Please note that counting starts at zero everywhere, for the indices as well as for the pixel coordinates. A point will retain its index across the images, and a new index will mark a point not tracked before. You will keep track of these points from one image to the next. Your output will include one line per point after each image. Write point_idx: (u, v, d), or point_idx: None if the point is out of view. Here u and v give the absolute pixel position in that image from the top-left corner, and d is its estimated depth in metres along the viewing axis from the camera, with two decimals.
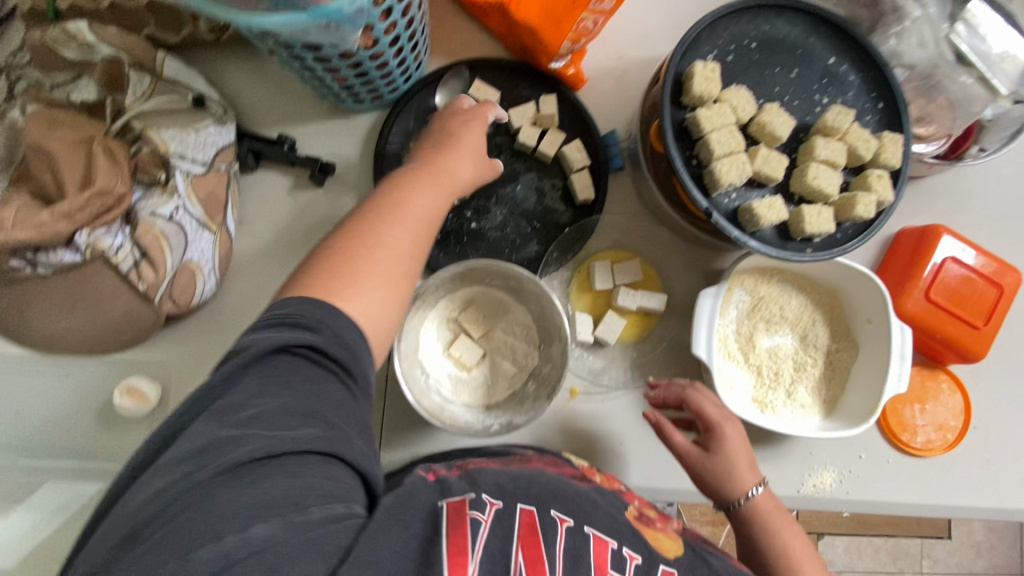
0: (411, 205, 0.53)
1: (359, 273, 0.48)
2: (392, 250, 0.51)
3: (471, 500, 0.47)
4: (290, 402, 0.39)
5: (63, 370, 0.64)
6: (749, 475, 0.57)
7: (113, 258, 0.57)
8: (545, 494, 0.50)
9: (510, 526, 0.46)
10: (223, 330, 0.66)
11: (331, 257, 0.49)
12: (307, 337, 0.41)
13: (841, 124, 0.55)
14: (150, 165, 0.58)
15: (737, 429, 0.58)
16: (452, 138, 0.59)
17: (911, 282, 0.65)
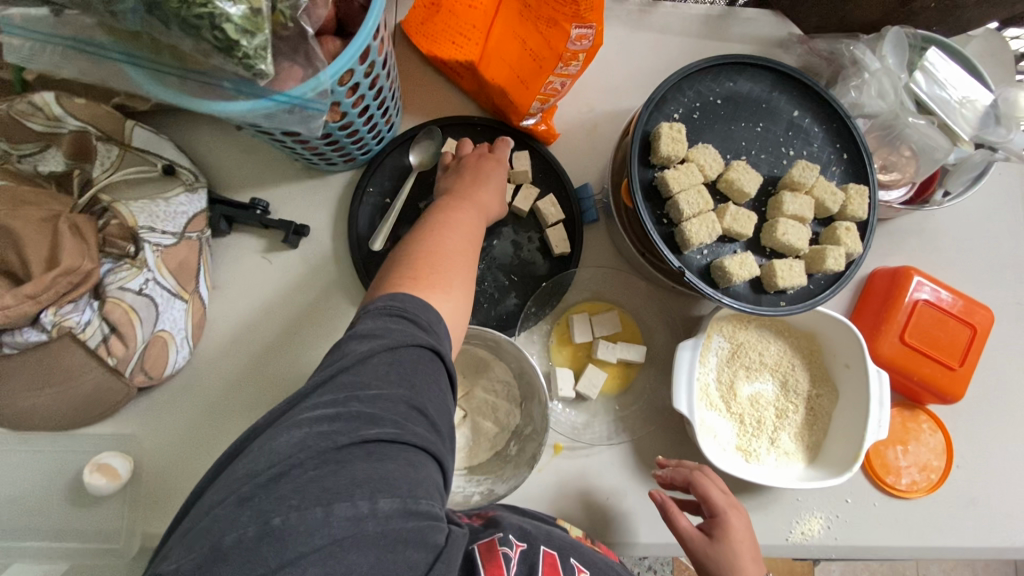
0: (463, 225, 0.56)
1: (435, 276, 0.49)
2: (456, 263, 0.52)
3: (500, 538, 0.54)
4: (407, 395, 0.39)
5: (30, 447, 0.62)
6: (754, 569, 0.55)
7: (80, 335, 0.56)
8: (565, 544, 0.55)
9: (535, 562, 0.53)
10: (199, 397, 0.64)
11: (416, 263, 0.50)
12: (407, 338, 0.42)
13: (808, 178, 0.56)
14: (118, 239, 0.58)
15: (742, 520, 0.57)
16: (486, 164, 0.62)
17: (886, 325, 0.65)
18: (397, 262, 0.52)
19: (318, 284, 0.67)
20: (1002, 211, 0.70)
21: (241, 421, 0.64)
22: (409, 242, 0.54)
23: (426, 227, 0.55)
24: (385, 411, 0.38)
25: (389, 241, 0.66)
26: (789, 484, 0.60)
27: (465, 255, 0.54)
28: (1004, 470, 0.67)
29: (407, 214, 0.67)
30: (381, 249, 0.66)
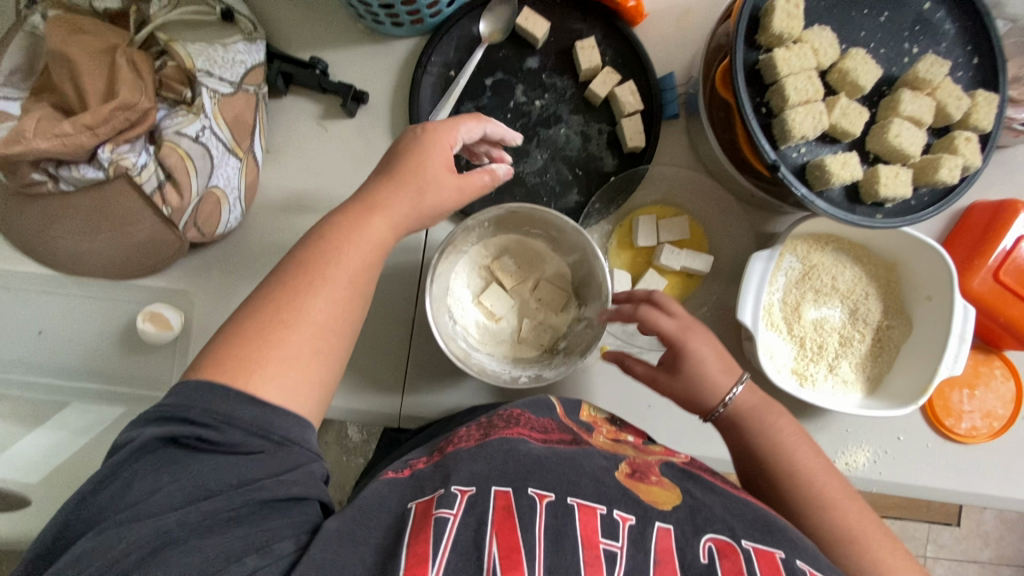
0: (343, 272, 0.47)
1: (265, 363, 0.43)
2: (316, 328, 0.45)
3: (439, 496, 0.44)
4: (185, 484, 0.37)
5: (86, 293, 0.63)
6: (723, 376, 0.51)
7: (137, 177, 0.54)
8: (519, 471, 0.45)
9: (484, 511, 0.43)
10: (247, 262, 0.64)
11: (243, 325, 0.44)
12: (209, 410, 0.39)
13: (934, 76, 0.50)
14: (175, 82, 0.55)
15: (701, 341, 0.51)
16: (412, 153, 0.50)
17: (979, 260, 0.60)
18: (233, 331, 0.44)
19: (372, 158, 0.64)
20: None
21: None
22: (264, 300, 0.46)
23: (294, 277, 0.46)
24: (181, 528, 0.36)
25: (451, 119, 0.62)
26: (844, 410, 0.58)
27: (340, 312, 0.47)
28: None
29: (472, 89, 0.62)
30: None
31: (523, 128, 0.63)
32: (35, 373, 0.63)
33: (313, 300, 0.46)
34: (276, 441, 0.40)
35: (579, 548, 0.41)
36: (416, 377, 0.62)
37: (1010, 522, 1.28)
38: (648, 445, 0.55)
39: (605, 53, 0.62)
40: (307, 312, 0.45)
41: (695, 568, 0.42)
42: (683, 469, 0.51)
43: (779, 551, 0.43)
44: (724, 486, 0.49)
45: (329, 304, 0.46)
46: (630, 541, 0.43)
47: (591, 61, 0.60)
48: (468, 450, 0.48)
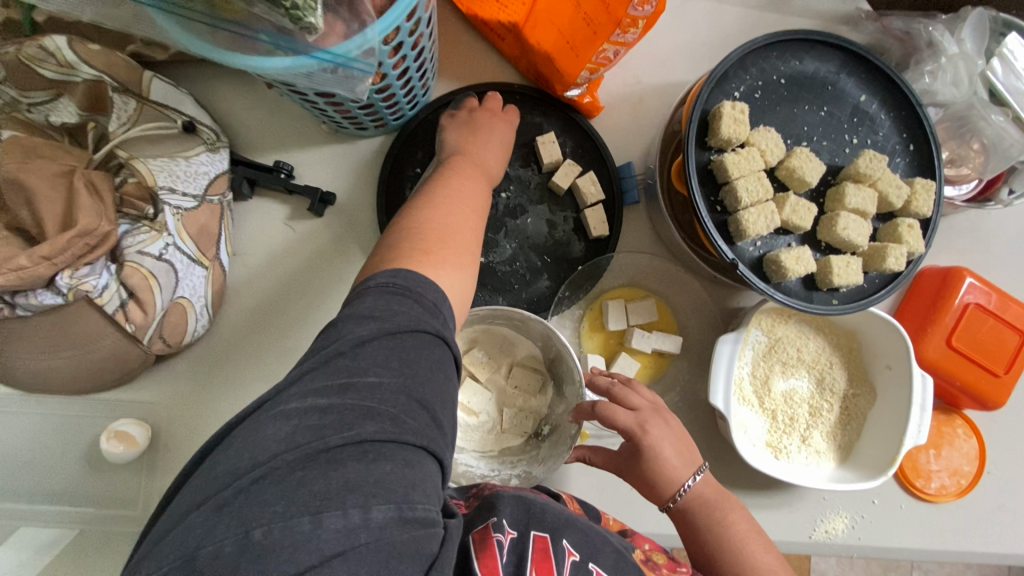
0: (459, 190, 0.52)
1: (425, 253, 0.44)
2: (448, 238, 0.47)
3: (494, 523, 0.44)
4: (403, 381, 0.34)
5: (46, 409, 0.61)
6: (679, 468, 0.49)
7: (97, 299, 0.53)
8: (555, 519, 0.45)
9: (524, 551, 0.43)
10: (219, 367, 0.62)
11: (410, 236, 0.46)
12: (419, 300, 0.39)
13: (873, 171, 0.52)
14: (137, 199, 0.55)
15: (660, 430, 0.50)
16: (489, 123, 0.59)
17: (932, 327, 0.63)
18: (397, 227, 0.48)
19: (343, 255, 0.64)
20: None
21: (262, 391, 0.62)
22: (415, 206, 0.49)
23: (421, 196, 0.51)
24: (384, 405, 0.33)
25: None
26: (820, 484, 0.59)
27: (464, 226, 0.49)
28: None
29: None
30: None
31: (491, 220, 0.64)
32: None
33: (443, 200, 0.50)
34: (434, 333, 0.38)
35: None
36: None
37: None
38: (651, 551, 0.51)
39: (566, 144, 0.64)
40: (440, 215, 0.48)
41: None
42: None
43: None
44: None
45: (452, 208, 0.49)
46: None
47: (553, 155, 0.62)
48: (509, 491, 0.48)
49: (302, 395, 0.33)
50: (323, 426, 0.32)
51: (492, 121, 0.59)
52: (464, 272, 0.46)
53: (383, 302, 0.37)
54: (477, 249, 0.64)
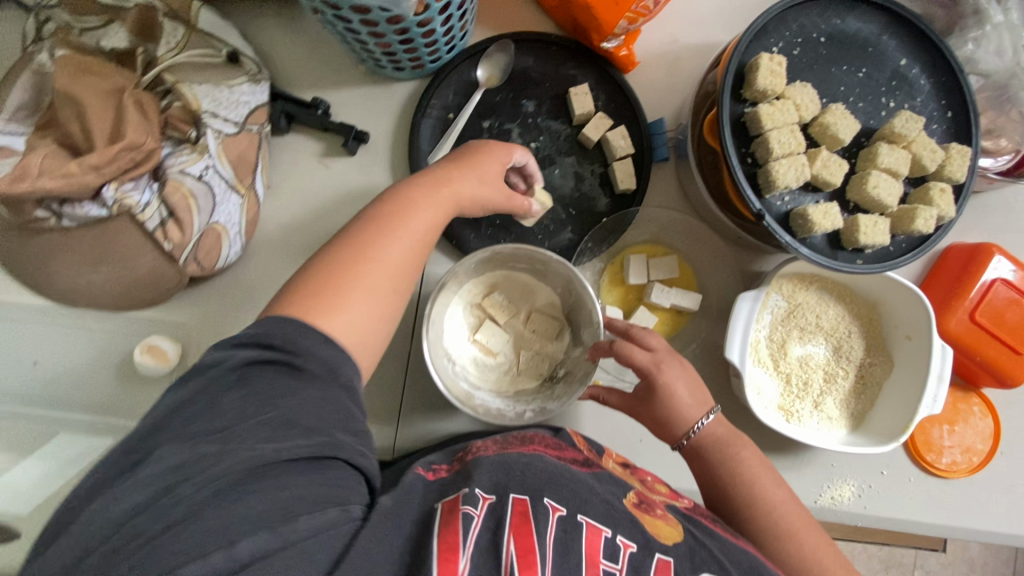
0: (413, 231, 0.50)
1: (337, 301, 0.44)
2: (374, 287, 0.47)
3: (464, 495, 0.45)
4: (274, 416, 0.37)
5: (83, 325, 0.63)
6: (691, 407, 0.51)
7: (140, 215, 0.55)
8: (536, 483, 0.47)
9: (503, 515, 0.43)
10: (248, 296, 0.65)
11: (323, 271, 0.46)
12: (290, 337, 0.40)
13: (909, 131, 0.52)
14: (181, 122, 0.57)
15: (675, 372, 0.52)
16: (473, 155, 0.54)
17: (956, 301, 0.63)
18: (323, 259, 0.47)
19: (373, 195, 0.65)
20: None
21: None
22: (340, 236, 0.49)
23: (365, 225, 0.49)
24: (250, 445, 0.36)
25: None
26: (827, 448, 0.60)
27: (402, 275, 0.49)
28: None
29: (470, 131, 0.64)
30: None
31: None
32: (29, 404, 0.64)
33: (391, 246, 0.48)
34: (340, 384, 0.40)
35: (583, 563, 0.43)
36: (411, 410, 0.63)
37: (995, 549, 1.29)
38: (654, 483, 0.56)
39: (599, 98, 0.64)
40: (376, 261, 0.47)
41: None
42: (683, 513, 0.52)
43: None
44: (724, 532, 0.49)
45: (399, 253, 0.48)
46: (629, 567, 0.45)
47: (585, 107, 0.63)
48: (490, 457, 0.49)
49: (153, 465, 0.34)
50: (172, 482, 0.34)
51: (480, 155, 0.55)
52: (371, 313, 0.46)
53: (295, 337, 0.40)
54: None
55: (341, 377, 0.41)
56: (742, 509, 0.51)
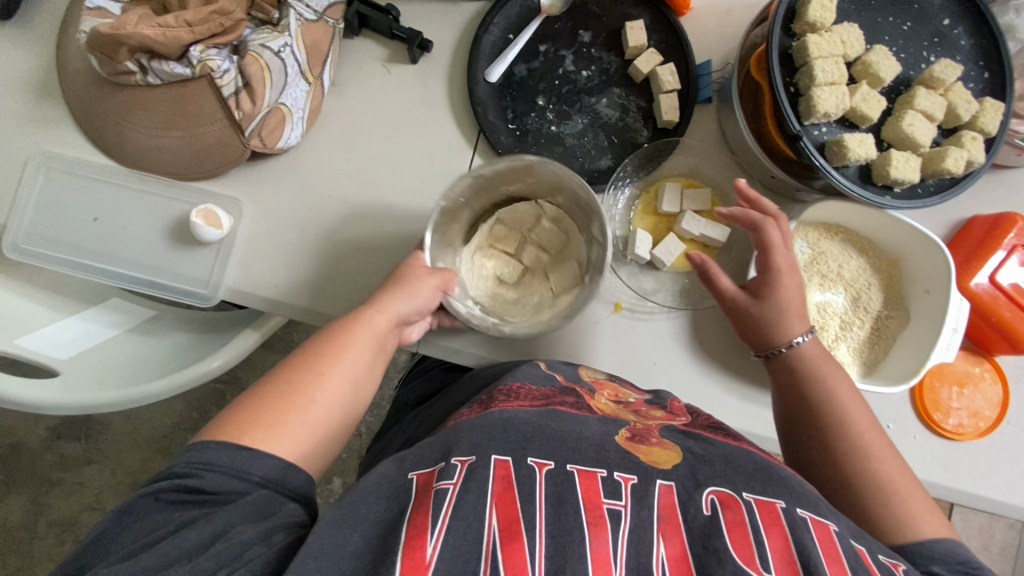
0: (345, 368, 0.56)
1: (275, 425, 0.51)
2: (310, 424, 0.53)
3: (440, 470, 0.47)
4: (171, 527, 0.42)
5: (144, 188, 0.67)
6: (801, 321, 0.59)
7: (219, 79, 0.60)
8: (519, 439, 0.49)
9: (483, 482, 0.46)
10: (299, 183, 0.68)
11: (259, 403, 0.52)
12: (203, 461, 0.47)
13: (948, 77, 0.55)
14: (266, 5, 0.62)
15: (796, 280, 0.59)
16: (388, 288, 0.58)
17: (976, 263, 0.65)
18: (265, 390, 0.54)
19: (428, 104, 0.69)
20: None
21: (333, 212, 0.68)
22: (280, 371, 0.56)
23: (305, 360, 0.56)
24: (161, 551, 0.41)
25: (504, 77, 0.69)
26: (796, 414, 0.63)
27: (334, 408, 0.55)
28: None
29: (526, 53, 0.69)
30: (496, 83, 0.68)
31: (568, 94, 0.69)
32: (81, 257, 0.67)
33: (327, 375, 0.55)
34: (256, 482, 0.47)
35: (582, 511, 0.45)
36: None
37: None
38: (649, 411, 0.58)
39: (652, 36, 0.68)
40: (318, 387, 0.54)
41: (698, 522, 0.46)
42: (682, 430, 0.55)
43: (779, 501, 0.47)
44: (723, 440, 0.54)
45: (333, 390, 0.55)
46: (633, 500, 0.46)
47: (638, 40, 0.67)
48: (471, 419, 0.51)
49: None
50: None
51: (404, 268, 0.59)
52: (298, 430, 0.52)
53: (218, 482, 0.46)
54: (551, 117, 0.69)
55: (257, 474, 0.47)
56: (827, 420, 0.57)
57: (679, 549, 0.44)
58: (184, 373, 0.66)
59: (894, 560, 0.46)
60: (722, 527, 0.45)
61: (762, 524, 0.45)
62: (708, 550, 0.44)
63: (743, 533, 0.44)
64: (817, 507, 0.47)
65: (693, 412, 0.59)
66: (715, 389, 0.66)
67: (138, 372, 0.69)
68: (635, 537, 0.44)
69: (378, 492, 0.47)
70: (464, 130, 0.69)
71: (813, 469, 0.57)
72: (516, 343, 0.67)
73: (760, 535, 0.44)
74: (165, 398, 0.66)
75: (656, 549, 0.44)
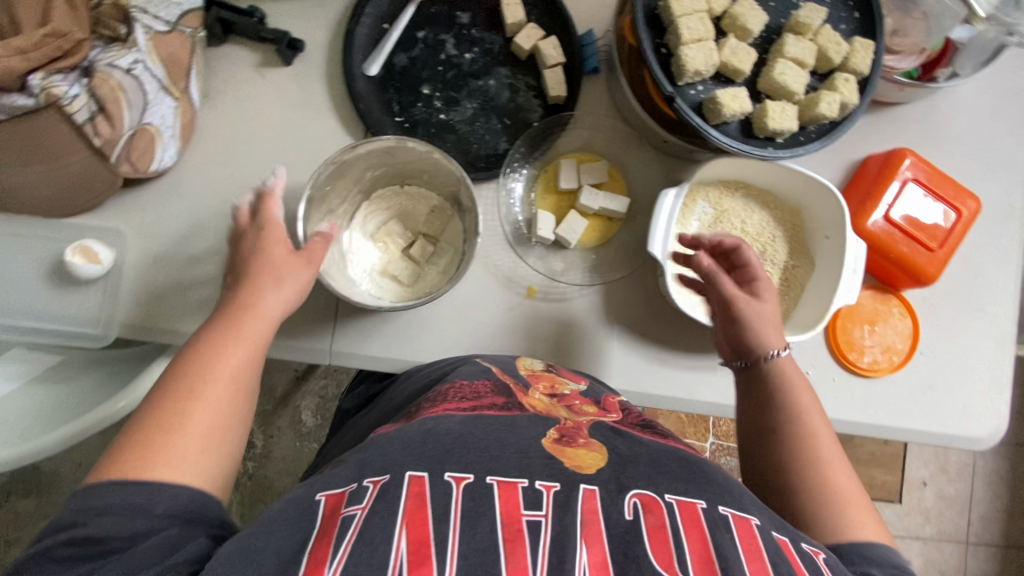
0: (227, 373, 0.50)
1: (163, 464, 0.45)
2: (200, 431, 0.47)
3: (351, 492, 0.43)
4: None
5: (14, 229, 0.63)
6: (772, 330, 0.57)
7: (68, 107, 0.55)
8: (437, 453, 0.45)
9: (395, 503, 0.42)
10: (182, 205, 0.65)
11: (132, 439, 0.45)
12: (102, 504, 0.41)
13: (813, 20, 0.55)
14: (111, 19, 0.58)
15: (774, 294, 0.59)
16: (255, 281, 0.54)
17: (871, 203, 0.66)
18: (144, 419, 0.47)
19: (309, 106, 0.67)
20: (1012, 105, 0.69)
21: (223, 230, 0.65)
22: (158, 397, 0.48)
23: (182, 375, 0.49)
24: None
25: (385, 69, 0.66)
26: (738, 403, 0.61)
27: (227, 418, 0.49)
28: (968, 362, 0.68)
29: (405, 42, 0.67)
30: (376, 76, 0.66)
31: (453, 79, 0.67)
32: None
33: (207, 386, 0.49)
34: (161, 514, 0.42)
35: (499, 527, 0.41)
36: (349, 311, 0.65)
37: (949, 499, 1.31)
38: (581, 405, 0.55)
39: (532, 11, 0.67)
40: (208, 384, 0.49)
41: (619, 527, 0.43)
42: (613, 428, 0.52)
43: (701, 501, 0.45)
44: (651, 438, 0.52)
45: (223, 387, 0.50)
46: (555, 508, 0.43)
47: (516, 16, 0.65)
48: (389, 436, 0.48)
49: None
50: None
51: (271, 262, 0.55)
52: (195, 458, 0.46)
53: (111, 525, 0.40)
54: (439, 105, 0.66)
55: (159, 507, 0.42)
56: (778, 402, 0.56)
57: (602, 558, 0.41)
58: (80, 421, 0.63)
59: (814, 547, 0.46)
60: (642, 532, 0.42)
61: (682, 526, 0.43)
62: (629, 557, 0.41)
63: (662, 536, 0.42)
64: (740, 502, 0.46)
65: (624, 408, 0.57)
66: (635, 359, 0.65)
67: (40, 425, 0.67)
68: (557, 545, 0.41)
69: (284, 516, 0.42)
70: (351, 129, 0.67)
71: (760, 476, 0.55)
72: (431, 340, 0.65)
73: (680, 539, 0.42)
74: (65, 448, 0.63)
75: (578, 558, 0.40)
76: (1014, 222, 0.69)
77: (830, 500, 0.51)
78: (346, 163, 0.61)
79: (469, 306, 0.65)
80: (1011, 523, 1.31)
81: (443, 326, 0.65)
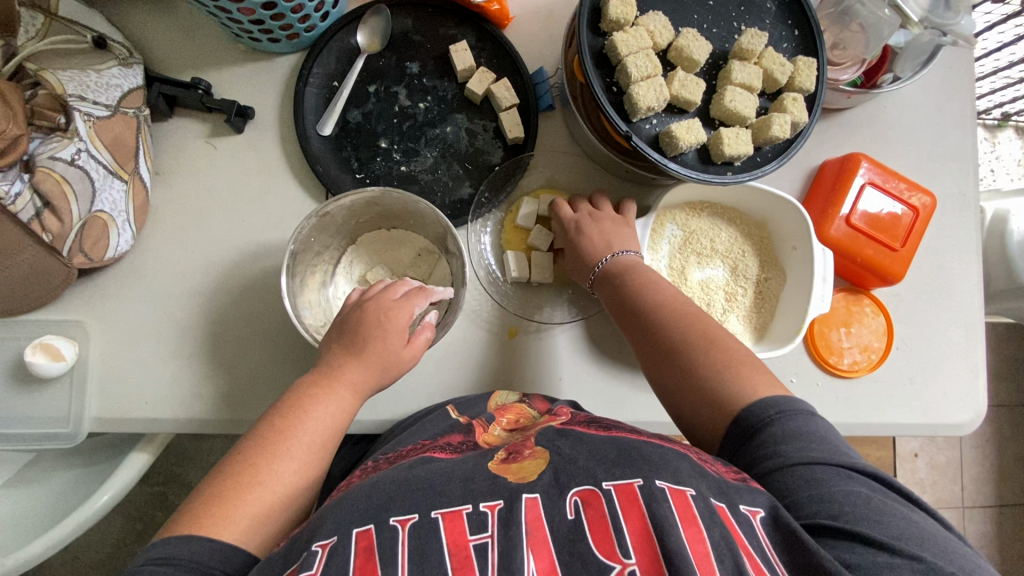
0: (314, 426, 0.49)
1: (238, 511, 0.44)
2: (280, 481, 0.46)
3: (300, 560, 0.38)
4: None
5: None
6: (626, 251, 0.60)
7: (11, 207, 0.51)
8: (384, 499, 0.42)
9: (344, 562, 0.38)
10: (145, 288, 0.63)
11: (218, 480, 0.46)
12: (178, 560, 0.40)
13: (756, 47, 0.56)
14: (48, 110, 0.53)
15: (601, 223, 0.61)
16: (365, 326, 0.53)
17: (832, 210, 0.67)
18: (223, 467, 0.47)
19: (264, 171, 0.66)
20: (952, 102, 0.72)
21: (190, 308, 0.63)
22: (246, 441, 0.48)
23: (276, 421, 0.49)
24: None
25: (339, 127, 0.65)
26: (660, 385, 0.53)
27: (302, 477, 0.48)
28: (943, 351, 0.70)
29: (357, 98, 0.66)
30: (331, 135, 0.65)
31: (410, 130, 0.66)
32: None
33: (292, 439, 0.48)
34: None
35: (447, 557, 0.38)
36: None
37: (941, 467, 1.32)
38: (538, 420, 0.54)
39: (480, 55, 0.67)
40: (303, 424, 0.49)
41: (562, 528, 0.40)
42: (558, 430, 0.49)
43: (638, 479, 0.42)
44: (596, 433, 0.49)
45: (318, 428, 0.49)
46: (500, 525, 0.40)
47: (465, 62, 0.65)
48: (339, 496, 0.44)
49: None
50: None
51: (374, 305, 0.54)
52: (265, 511, 0.45)
53: None
54: (398, 157, 0.66)
55: (218, 569, 0.41)
56: (692, 355, 0.51)
57: (549, 563, 0.38)
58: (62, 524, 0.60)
59: (753, 508, 0.41)
60: (585, 529, 0.40)
61: (620, 509, 0.40)
62: (574, 556, 0.39)
63: (603, 527, 0.40)
64: (677, 472, 0.42)
65: (576, 412, 0.55)
66: (622, 387, 0.65)
67: (20, 535, 0.63)
68: (503, 562, 0.38)
69: None
70: (308, 189, 0.66)
71: (661, 366, 0.53)
72: (415, 393, 0.63)
73: (618, 522, 0.40)
74: (46, 557, 0.60)
75: (524, 567, 0.38)
76: (969, 212, 0.71)
77: (729, 365, 0.50)
78: (330, 213, 0.60)
79: (452, 357, 0.64)
80: (1001, 482, 1.34)
81: (426, 380, 0.63)
